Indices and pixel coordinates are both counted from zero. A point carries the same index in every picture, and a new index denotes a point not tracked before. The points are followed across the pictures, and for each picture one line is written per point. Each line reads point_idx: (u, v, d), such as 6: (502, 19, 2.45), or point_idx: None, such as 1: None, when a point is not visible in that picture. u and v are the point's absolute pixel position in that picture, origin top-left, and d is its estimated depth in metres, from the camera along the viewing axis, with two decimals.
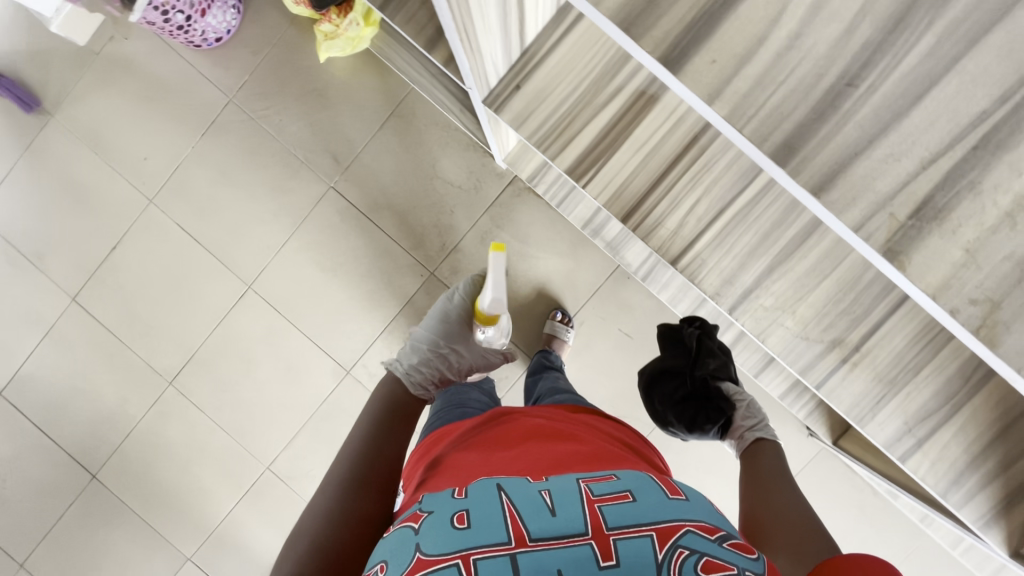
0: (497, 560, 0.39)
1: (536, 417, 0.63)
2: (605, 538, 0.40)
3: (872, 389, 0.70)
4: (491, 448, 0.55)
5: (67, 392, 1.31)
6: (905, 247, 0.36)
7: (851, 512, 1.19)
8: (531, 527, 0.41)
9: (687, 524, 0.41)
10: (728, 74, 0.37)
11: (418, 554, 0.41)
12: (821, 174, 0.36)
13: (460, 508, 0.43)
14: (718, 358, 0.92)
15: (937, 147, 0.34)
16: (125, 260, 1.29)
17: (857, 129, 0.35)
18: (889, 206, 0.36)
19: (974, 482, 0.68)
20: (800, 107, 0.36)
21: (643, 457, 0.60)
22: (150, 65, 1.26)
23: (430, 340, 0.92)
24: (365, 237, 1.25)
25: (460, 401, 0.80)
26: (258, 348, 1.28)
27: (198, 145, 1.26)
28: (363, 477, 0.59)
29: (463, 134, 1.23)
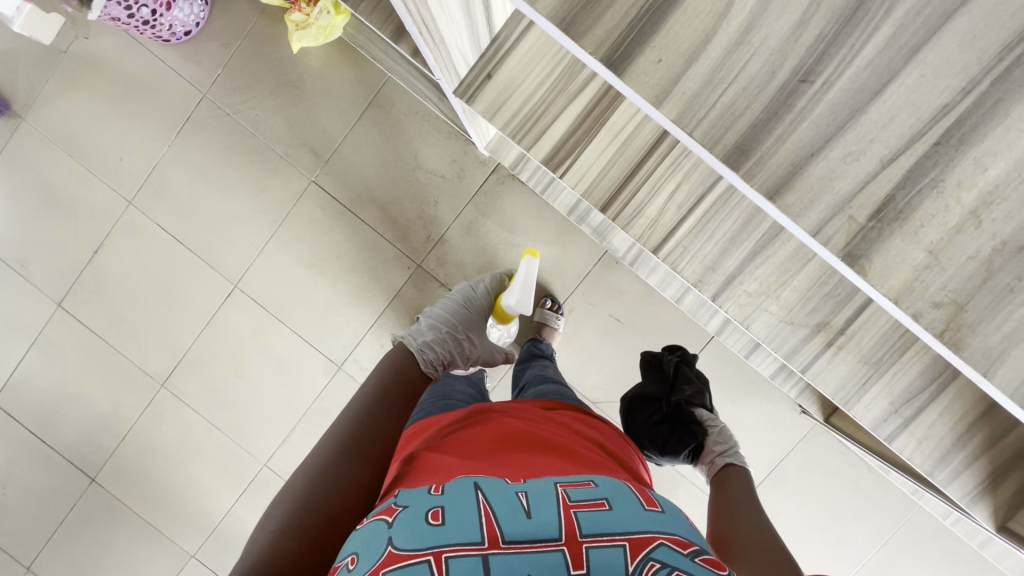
0: (469, 560, 0.38)
1: (514, 418, 0.63)
2: (578, 546, 0.40)
3: (859, 371, 0.68)
4: (469, 448, 0.55)
5: (61, 398, 1.31)
6: (865, 250, 0.35)
7: (845, 487, 1.20)
8: (506, 529, 0.40)
9: (660, 537, 0.41)
10: (676, 73, 0.36)
11: (389, 547, 0.40)
12: (774, 179, 0.35)
13: (436, 505, 0.43)
14: (695, 385, 0.93)
15: (898, 143, 0.34)
16: (108, 264, 1.27)
17: (812, 128, 0.35)
18: (848, 208, 0.35)
19: (962, 459, 0.68)
20: (754, 104, 0.35)
21: (618, 461, 0.60)
22: (119, 62, 1.22)
23: (448, 322, 0.95)
24: (350, 231, 1.24)
25: (445, 393, 0.79)
26: (248, 347, 1.28)
27: (174, 143, 1.24)
28: (361, 445, 0.59)
29: (444, 123, 1.20)
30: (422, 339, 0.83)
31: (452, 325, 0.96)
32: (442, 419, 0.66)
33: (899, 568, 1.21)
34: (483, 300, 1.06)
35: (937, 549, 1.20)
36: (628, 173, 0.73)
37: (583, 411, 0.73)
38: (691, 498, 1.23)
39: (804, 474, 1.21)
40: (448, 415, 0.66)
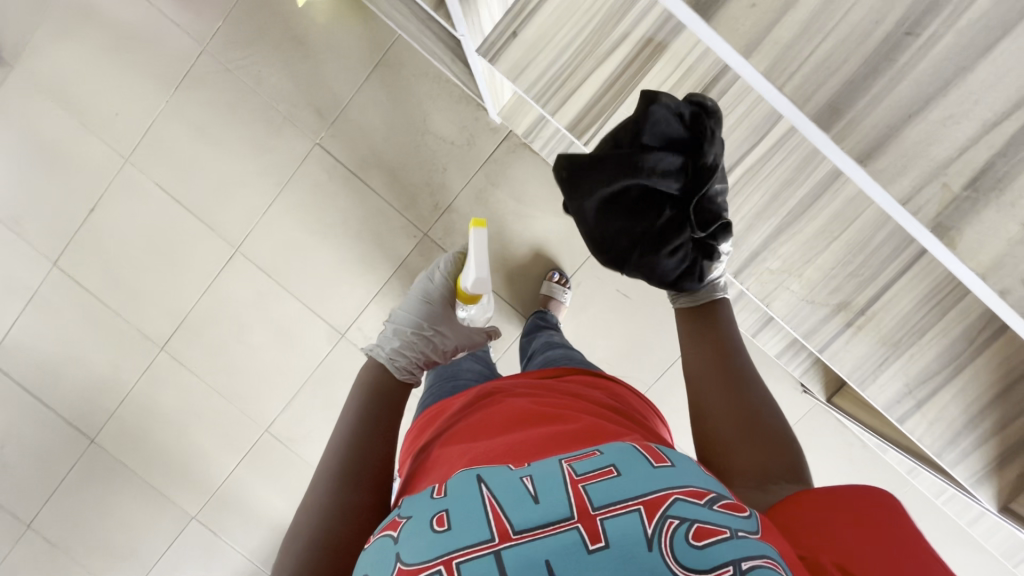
0: (482, 560, 0.38)
1: (520, 397, 0.61)
2: (592, 520, 0.39)
3: (877, 350, 0.70)
4: (474, 435, 0.54)
5: (59, 358, 1.29)
6: None
7: (840, 465, 1.23)
8: (515, 519, 0.40)
9: (675, 491, 0.41)
10: None
11: (399, 564, 0.40)
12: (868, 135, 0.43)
13: (440, 509, 0.43)
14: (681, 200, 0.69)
15: None
16: (105, 223, 1.24)
17: None
18: None
19: (971, 441, 0.68)
20: None
21: (637, 424, 0.59)
22: (114, 9, 1.16)
23: (414, 322, 0.89)
24: (355, 197, 1.21)
25: (452, 374, 0.81)
26: (250, 312, 1.26)
27: (173, 99, 1.19)
28: (356, 468, 0.57)
29: (455, 86, 1.16)
30: (385, 351, 0.80)
31: (421, 323, 0.90)
32: (456, 402, 0.65)
33: None
34: (442, 288, 0.94)
35: (927, 523, 1.23)
36: None
37: (595, 374, 0.73)
38: None
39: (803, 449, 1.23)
40: (456, 400, 0.65)
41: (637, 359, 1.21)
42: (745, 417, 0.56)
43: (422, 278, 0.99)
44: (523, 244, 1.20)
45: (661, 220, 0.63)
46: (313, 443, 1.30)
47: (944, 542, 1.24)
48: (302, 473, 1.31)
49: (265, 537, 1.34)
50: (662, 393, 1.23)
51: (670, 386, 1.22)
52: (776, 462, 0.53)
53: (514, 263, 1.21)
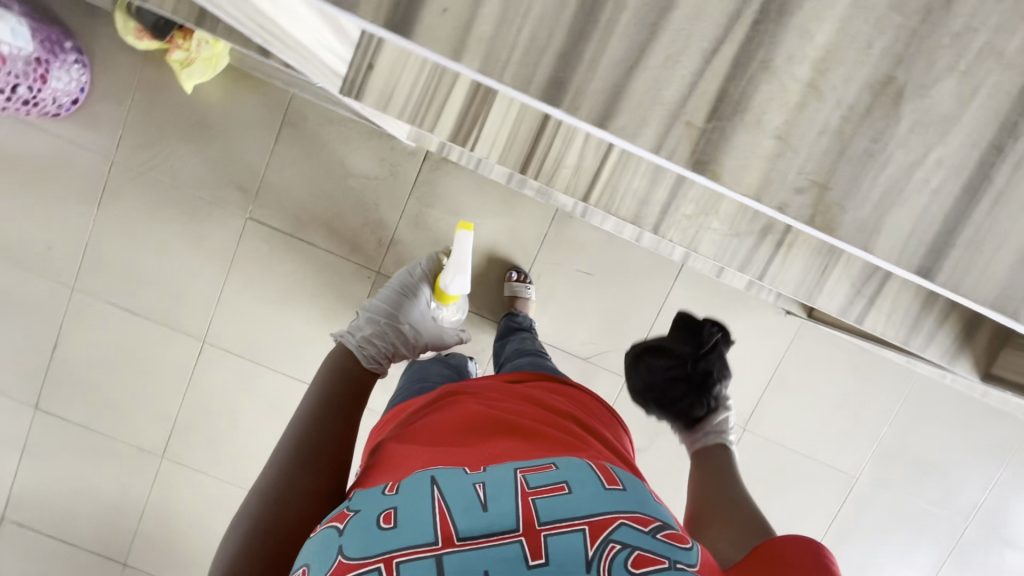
0: (423, 562, 0.37)
1: (478, 399, 0.60)
2: (536, 535, 0.39)
3: (814, 261, 0.69)
4: (432, 434, 0.53)
5: (69, 496, 1.30)
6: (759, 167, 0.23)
7: (844, 373, 1.22)
8: (460, 525, 0.39)
9: (620, 516, 0.41)
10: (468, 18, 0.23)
11: (340, 557, 0.39)
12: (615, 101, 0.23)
13: (388, 506, 0.42)
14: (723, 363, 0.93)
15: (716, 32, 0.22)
16: (72, 354, 1.24)
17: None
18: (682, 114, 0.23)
19: (933, 321, 0.68)
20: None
21: (598, 439, 0.58)
22: (15, 149, 1.17)
23: (389, 313, 0.90)
24: (299, 257, 1.21)
25: (422, 375, 0.81)
26: (236, 397, 1.26)
27: (98, 216, 1.19)
28: (312, 454, 0.55)
29: (362, 124, 1.16)
30: (357, 338, 0.77)
31: (391, 313, 0.90)
32: (414, 404, 0.64)
33: (914, 435, 1.24)
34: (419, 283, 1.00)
35: (943, 405, 1.23)
36: (539, 126, 0.70)
37: (554, 380, 0.72)
38: None
39: (803, 367, 1.22)
40: (417, 400, 0.65)
41: (617, 329, 1.21)
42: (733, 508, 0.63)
43: (402, 275, 1.02)
44: (474, 253, 1.20)
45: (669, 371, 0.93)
46: None
47: (969, 416, 1.23)
48: None
49: None
50: None
51: None
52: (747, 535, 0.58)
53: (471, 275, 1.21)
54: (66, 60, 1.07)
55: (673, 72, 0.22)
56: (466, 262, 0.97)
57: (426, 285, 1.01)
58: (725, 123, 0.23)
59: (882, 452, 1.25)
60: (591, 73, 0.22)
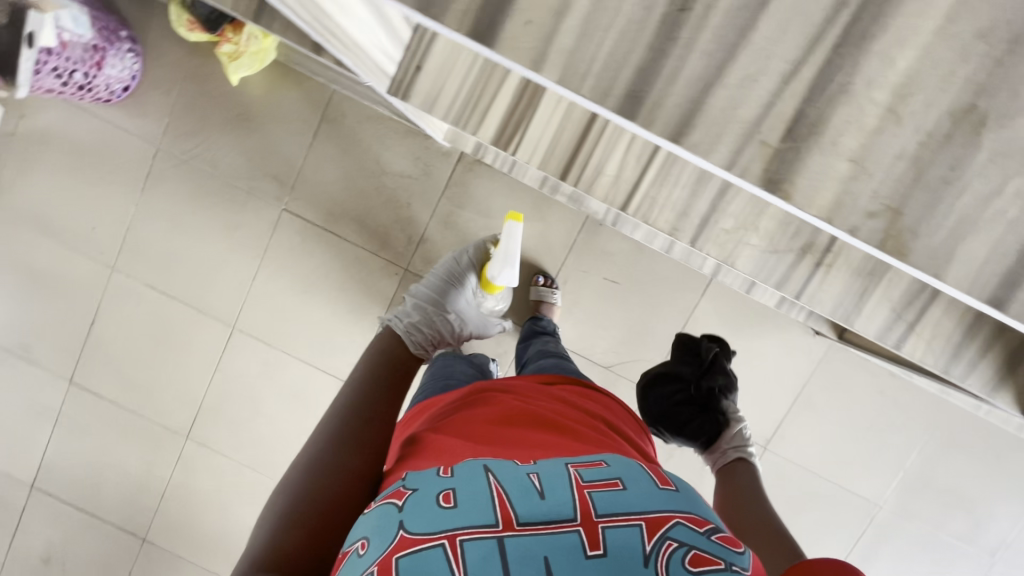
0: (486, 542, 0.39)
1: (514, 396, 0.61)
2: (593, 526, 0.40)
3: (852, 285, 0.66)
4: (473, 427, 0.55)
5: (95, 469, 1.34)
6: (789, 173, 0.25)
7: (872, 398, 1.20)
8: (520, 511, 0.41)
9: (676, 516, 0.42)
10: (549, 30, 0.25)
11: (401, 532, 0.41)
12: (681, 116, 0.25)
13: (447, 487, 0.43)
14: (728, 377, 0.96)
15: (796, 54, 0.24)
16: (108, 331, 1.28)
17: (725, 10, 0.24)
18: (758, 133, 0.24)
19: (974, 352, 0.66)
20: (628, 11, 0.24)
21: (628, 440, 0.58)
22: (67, 132, 1.21)
23: (435, 301, 0.95)
24: (331, 250, 1.23)
25: (445, 374, 0.81)
26: (260, 384, 1.29)
27: (141, 200, 1.23)
28: (354, 439, 0.57)
29: (399, 123, 1.18)
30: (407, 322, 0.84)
31: (437, 301, 0.95)
32: (446, 398, 0.66)
33: (942, 466, 1.20)
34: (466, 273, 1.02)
35: (975, 439, 1.19)
36: (581, 133, 0.71)
37: (584, 386, 0.72)
38: None
39: (829, 391, 1.20)
40: (448, 396, 0.66)
41: (641, 340, 1.21)
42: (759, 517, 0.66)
43: (447, 261, 1.05)
44: None
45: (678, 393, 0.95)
46: None
47: (1000, 451, 1.19)
48: None
49: None
50: None
51: None
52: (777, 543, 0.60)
53: None
54: (121, 49, 1.11)
55: (750, 90, 0.24)
56: (513, 255, 0.99)
57: (472, 273, 1.03)
58: (801, 143, 0.24)
59: (908, 482, 1.22)
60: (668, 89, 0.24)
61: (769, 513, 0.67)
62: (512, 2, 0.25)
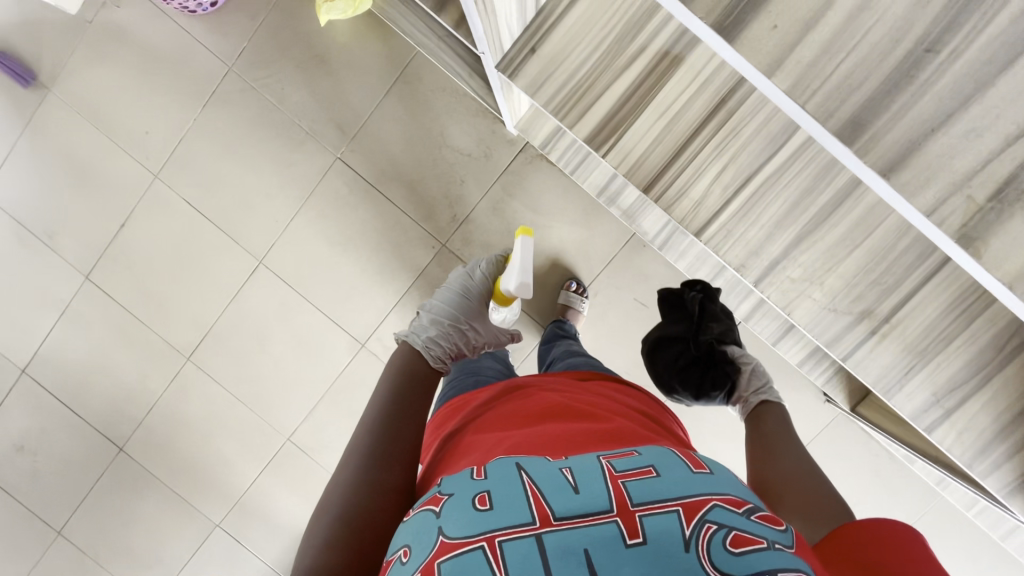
0: (523, 541, 0.38)
1: (551, 392, 0.61)
2: (631, 516, 0.39)
3: (902, 360, 0.69)
4: (506, 424, 0.54)
5: (90, 369, 1.33)
6: (982, 232, 0.41)
7: (866, 475, 1.20)
8: (555, 506, 0.40)
9: (712, 498, 0.41)
10: (791, 41, 0.42)
11: (441, 537, 0.40)
12: (894, 149, 0.42)
13: (482, 489, 0.43)
14: (722, 322, 0.91)
15: (1017, 128, 0.39)
16: (136, 237, 1.28)
17: (954, 78, 0.39)
18: (968, 188, 0.41)
19: (1000, 453, 0.67)
20: (876, 72, 0.41)
21: (663, 429, 0.58)
22: (144, 33, 1.21)
23: (450, 314, 0.85)
24: (376, 208, 1.23)
25: (474, 369, 0.82)
26: (273, 323, 1.29)
27: (201, 116, 1.23)
28: (388, 449, 0.56)
29: (472, 100, 1.18)
30: (425, 339, 0.75)
31: (454, 315, 0.86)
32: (478, 397, 0.64)
33: None
34: (482, 288, 0.93)
35: (956, 540, 1.20)
36: (673, 153, 0.70)
37: (617, 380, 0.71)
38: None
39: (826, 459, 1.20)
40: (481, 394, 0.65)
41: None
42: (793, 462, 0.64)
43: (458, 274, 0.96)
44: (541, 255, 1.21)
45: (682, 357, 0.89)
46: (334, 453, 1.32)
47: (978, 555, 1.20)
48: (323, 482, 1.33)
49: (286, 545, 1.36)
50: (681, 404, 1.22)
51: None
52: (826, 511, 0.57)
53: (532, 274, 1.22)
54: None
55: (973, 142, 0.40)
56: (527, 266, 0.86)
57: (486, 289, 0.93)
58: (1004, 203, 0.41)
59: None
60: (892, 128, 0.41)
61: (799, 453, 0.65)
62: (766, 12, 0.42)
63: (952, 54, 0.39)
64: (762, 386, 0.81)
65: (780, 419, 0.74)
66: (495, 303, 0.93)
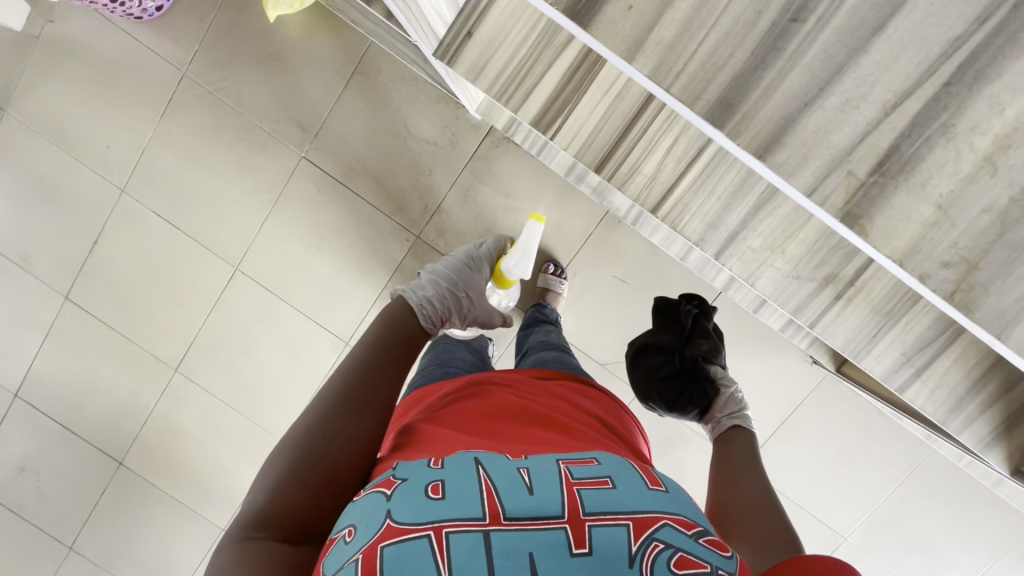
0: (470, 535, 0.38)
1: (512, 391, 0.61)
2: (581, 524, 0.39)
3: (870, 323, 0.65)
4: (466, 419, 0.54)
5: (81, 388, 1.34)
6: (864, 209, 0.37)
7: (857, 434, 1.20)
8: (507, 504, 0.40)
9: (664, 517, 0.41)
10: (648, 21, 0.38)
11: (388, 521, 0.40)
12: (766, 132, 0.37)
13: (437, 479, 0.43)
14: (711, 340, 0.89)
15: (902, 90, 0.35)
16: (110, 254, 1.27)
17: (825, 46, 0.35)
18: (847, 163, 0.36)
19: (975, 406, 0.66)
20: (741, 48, 0.37)
21: (620, 439, 0.58)
22: (93, 43, 1.18)
23: (451, 278, 0.81)
24: (345, 205, 1.21)
25: (444, 360, 0.81)
26: (255, 328, 1.28)
27: (160, 126, 1.20)
28: (364, 398, 0.56)
29: (432, 87, 1.15)
30: (421, 294, 0.71)
31: (454, 280, 0.81)
32: (443, 389, 0.65)
33: (913, 509, 1.22)
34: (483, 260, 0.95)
35: (951, 491, 1.20)
36: (625, 127, 0.72)
37: (580, 381, 0.71)
38: (701, 452, 1.25)
39: (815, 422, 1.21)
40: (445, 386, 0.65)
41: None
42: (754, 492, 0.62)
43: (467, 247, 1.00)
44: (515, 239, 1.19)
45: (665, 369, 0.88)
46: None
47: (975, 506, 1.21)
48: None
49: None
50: None
51: None
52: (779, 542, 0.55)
53: None
54: None
55: (853, 113, 0.36)
56: (531, 247, 1.06)
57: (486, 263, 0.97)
58: (886, 177, 0.36)
59: (875, 519, 1.24)
60: (764, 105, 0.37)
61: (762, 485, 0.63)
62: None
63: (826, 17, 0.35)
64: (739, 412, 0.80)
65: (750, 446, 0.73)
66: (496, 286, 1.08)
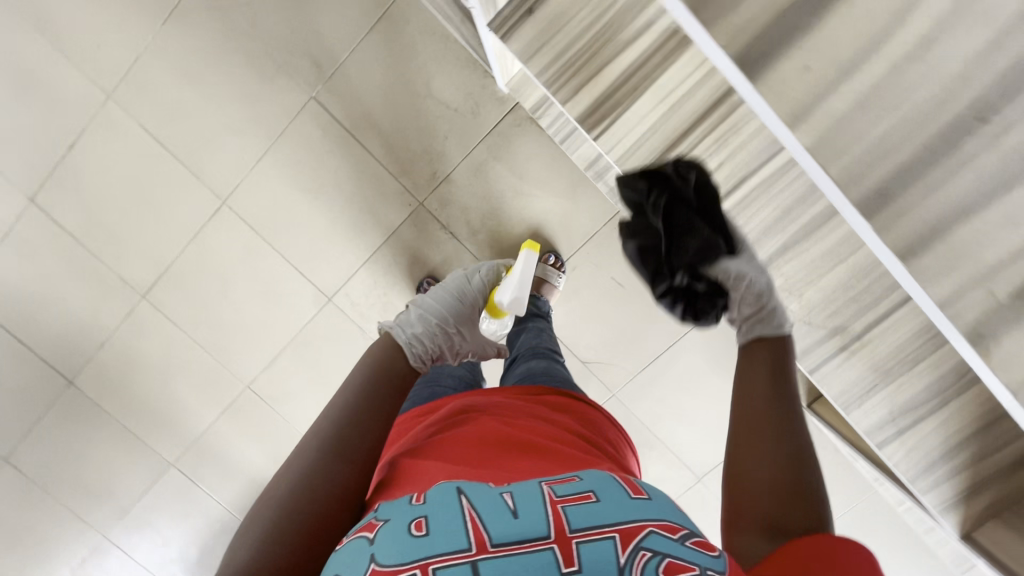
0: (457, 568, 0.36)
1: (498, 416, 0.58)
2: (568, 542, 0.38)
3: (868, 376, 0.69)
4: (449, 451, 0.52)
5: (35, 298, 1.25)
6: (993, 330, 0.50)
7: None
8: (493, 532, 0.39)
9: (650, 524, 0.40)
10: (822, 96, 0.49)
11: (373, 565, 0.38)
12: (916, 232, 0.49)
13: (419, 515, 0.41)
14: (701, 233, 0.57)
15: None
16: (86, 162, 1.17)
17: (978, 179, 0.46)
18: (989, 285, 0.48)
19: (946, 468, 0.69)
20: (907, 148, 0.48)
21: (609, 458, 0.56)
22: None
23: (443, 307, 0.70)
24: (349, 157, 1.15)
25: (434, 378, 0.78)
26: (236, 268, 1.22)
27: (160, 35, 1.10)
28: (351, 442, 0.50)
29: (461, 49, 1.09)
30: (410, 332, 0.62)
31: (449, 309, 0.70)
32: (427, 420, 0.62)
33: None
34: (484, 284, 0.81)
35: (882, 529, 1.28)
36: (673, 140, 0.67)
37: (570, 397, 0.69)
38: (662, 459, 1.29)
39: None
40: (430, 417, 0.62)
41: (624, 346, 1.21)
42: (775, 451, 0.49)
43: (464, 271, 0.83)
44: (520, 224, 1.16)
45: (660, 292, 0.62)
46: (294, 403, 1.30)
47: (901, 547, 1.29)
48: (283, 430, 1.32)
49: (242, 489, 1.37)
50: (643, 384, 1.24)
51: (652, 377, 1.23)
52: (803, 515, 0.46)
53: (508, 242, 1.17)
54: None
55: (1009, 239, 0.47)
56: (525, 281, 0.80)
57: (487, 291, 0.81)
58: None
59: None
60: (921, 206, 0.48)
61: (779, 430, 0.50)
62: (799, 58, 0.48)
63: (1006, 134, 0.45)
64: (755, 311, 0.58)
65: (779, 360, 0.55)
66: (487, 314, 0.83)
